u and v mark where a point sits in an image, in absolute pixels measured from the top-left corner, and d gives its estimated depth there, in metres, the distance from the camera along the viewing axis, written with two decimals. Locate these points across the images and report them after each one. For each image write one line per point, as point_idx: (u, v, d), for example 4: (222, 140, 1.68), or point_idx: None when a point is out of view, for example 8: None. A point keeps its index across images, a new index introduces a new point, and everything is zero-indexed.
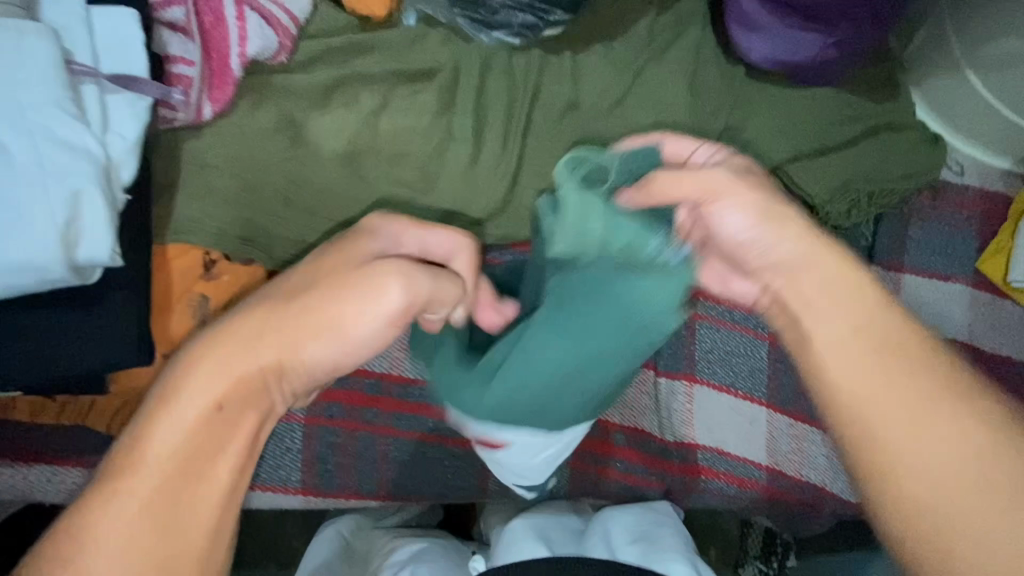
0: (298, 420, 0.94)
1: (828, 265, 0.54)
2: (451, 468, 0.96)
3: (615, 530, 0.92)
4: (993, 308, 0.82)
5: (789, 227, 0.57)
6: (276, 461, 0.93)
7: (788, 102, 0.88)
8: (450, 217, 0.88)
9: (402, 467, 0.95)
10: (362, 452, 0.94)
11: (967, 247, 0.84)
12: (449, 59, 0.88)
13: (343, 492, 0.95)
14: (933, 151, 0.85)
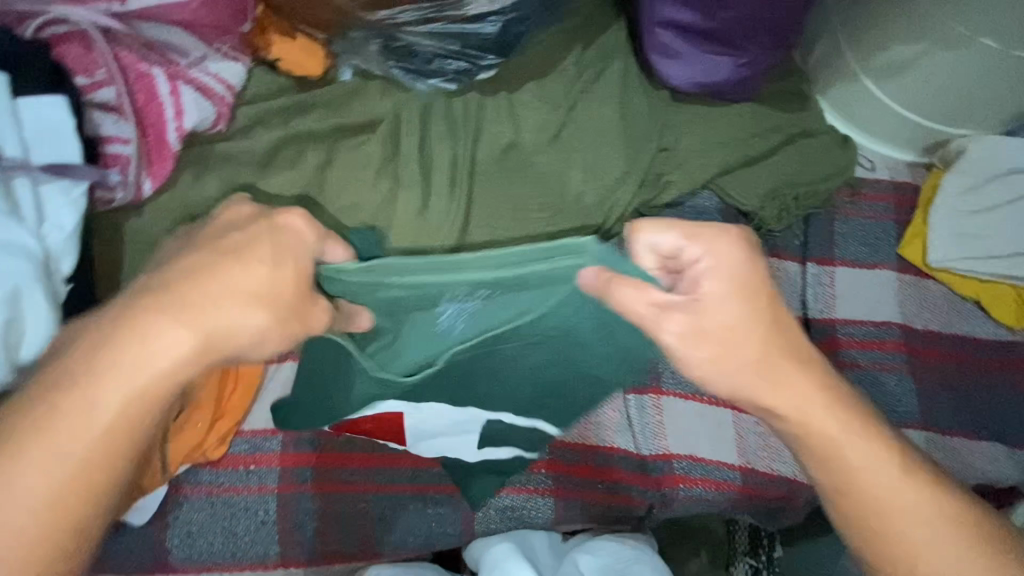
0: (270, 490, 0.74)
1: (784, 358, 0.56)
2: (442, 521, 0.77)
3: (586, 558, 0.73)
4: (919, 287, 0.93)
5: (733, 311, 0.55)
6: (249, 537, 0.73)
7: (717, 120, 0.95)
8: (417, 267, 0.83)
9: (386, 532, 0.75)
10: (344, 518, 0.74)
11: (884, 236, 0.95)
12: (390, 109, 0.85)
13: (327, 558, 0.74)
14: (846, 150, 0.96)
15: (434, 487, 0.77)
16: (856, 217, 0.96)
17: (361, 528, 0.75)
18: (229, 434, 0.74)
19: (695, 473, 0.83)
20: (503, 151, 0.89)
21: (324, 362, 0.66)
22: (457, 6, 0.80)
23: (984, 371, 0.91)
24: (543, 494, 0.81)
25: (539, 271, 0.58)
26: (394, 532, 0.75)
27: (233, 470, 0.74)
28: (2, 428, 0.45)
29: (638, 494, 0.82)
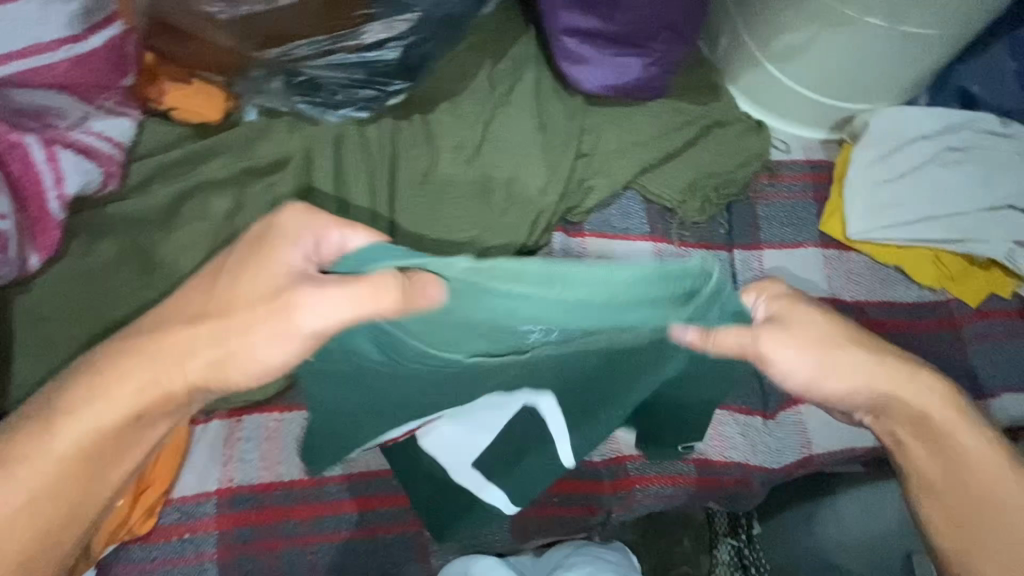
0: (210, 556, 0.71)
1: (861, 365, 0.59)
2: (397, 561, 0.76)
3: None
4: (845, 260, 0.97)
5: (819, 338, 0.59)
6: None
7: (633, 121, 0.96)
8: None
9: None
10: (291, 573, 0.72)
11: (804, 215, 0.98)
12: (299, 145, 0.83)
13: None
14: (760, 136, 0.99)
15: (386, 526, 0.75)
16: (776, 199, 0.98)
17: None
18: (156, 505, 0.71)
19: (650, 471, 0.86)
20: (423, 175, 0.88)
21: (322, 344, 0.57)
22: (352, 36, 0.79)
23: (913, 334, 0.94)
24: (501, 515, 0.81)
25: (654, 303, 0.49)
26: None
27: (167, 543, 0.71)
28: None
29: (595, 501, 0.83)
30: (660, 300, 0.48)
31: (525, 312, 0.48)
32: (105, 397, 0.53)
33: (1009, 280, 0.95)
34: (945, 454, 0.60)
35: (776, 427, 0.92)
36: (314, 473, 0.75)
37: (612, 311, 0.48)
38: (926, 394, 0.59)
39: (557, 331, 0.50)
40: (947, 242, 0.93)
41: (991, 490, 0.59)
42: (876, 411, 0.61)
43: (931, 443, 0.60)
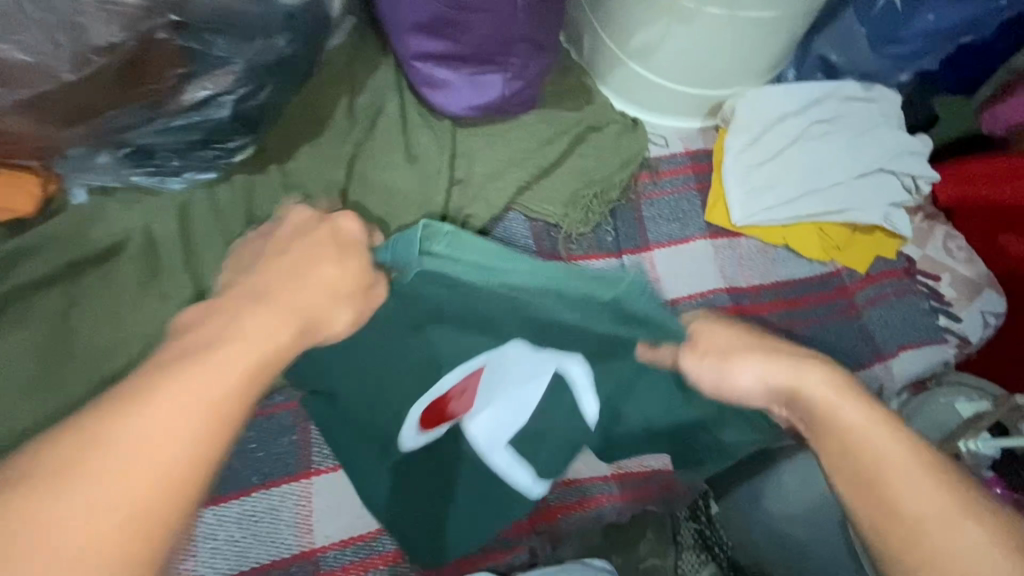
0: None
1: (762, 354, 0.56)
2: None
3: None
4: (735, 248, 0.97)
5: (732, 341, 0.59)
6: None
7: (506, 140, 0.93)
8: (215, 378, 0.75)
9: None
10: None
11: (688, 208, 0.97)
12: (138, 223, 0.77)
13: None
14: (636, 134, 0.98)
15: None
16: (658, 197, 0.97)
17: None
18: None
19: (569, 498, 0.89)
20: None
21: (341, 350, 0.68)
22: (170, 99, 0.72)
23: (811, 310, 0.96)
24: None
25: (586, 296, 0.65)
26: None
27: None
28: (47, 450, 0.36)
29: (519, 541, 0.86)
30: (592, 301, 0.65)
31: (497, 294, 0.66)
32: (211, 365, 0.42)
33: (890, 241, 0.98)
34: (851, 446, 0.50)
35: None
36: None
37: (558, 298, 0.65)
38: (830, 389, 0.52)
39: (519, 314, 0.67)
40: (827, 214, 0.95)
41: (908, 485, 0.48)
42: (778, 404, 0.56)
43: (834, 436, 0.51)
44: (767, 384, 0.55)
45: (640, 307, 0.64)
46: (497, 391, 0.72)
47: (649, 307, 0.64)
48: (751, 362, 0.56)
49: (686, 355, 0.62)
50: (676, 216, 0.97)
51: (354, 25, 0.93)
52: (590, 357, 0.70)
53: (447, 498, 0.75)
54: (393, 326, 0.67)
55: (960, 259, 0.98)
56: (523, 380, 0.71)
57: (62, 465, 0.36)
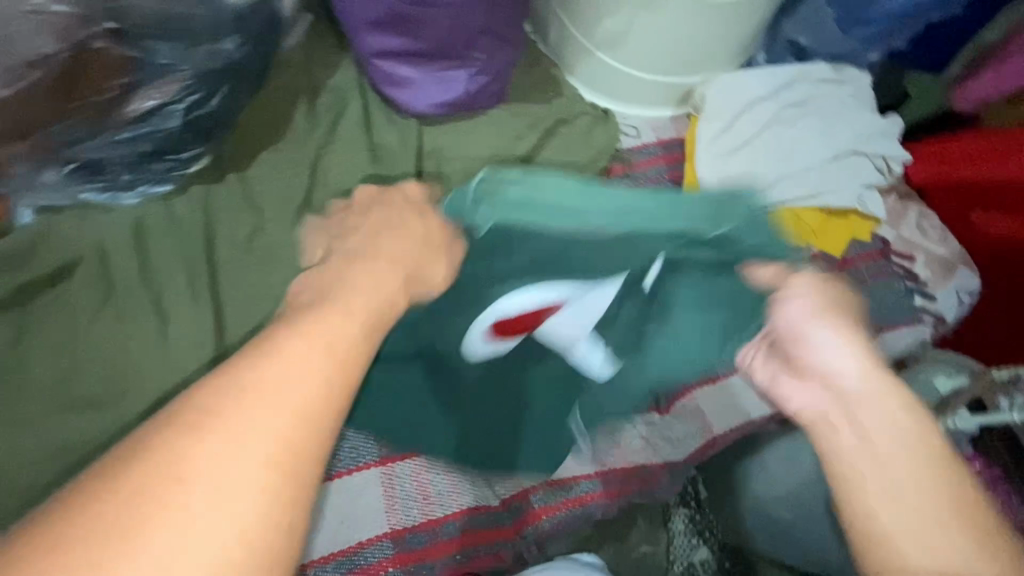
0: None
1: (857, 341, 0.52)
2: None
3: None
4: None
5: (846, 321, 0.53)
6: None
7: (475, 137, 0.91)
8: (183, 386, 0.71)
9: None
10: None
11: None
12: (90, 242, 0.74)
13: None
14: (607, 126, 0.96)
15: None
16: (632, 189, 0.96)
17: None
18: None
19: (555, 498, 0.83)
20: (248, 242, 0.78)
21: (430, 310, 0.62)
22: (114, 111, 0.69)
23: None
24: None
25: (693, 228, 0.61)
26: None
27: None
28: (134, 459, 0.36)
29: (503, 546, 0.80)
30: (701, 235, 0.61)
31: (591, 217, 0.60)
32: (288, 375, 0.40)
33: (864, 223, 0.98)
34: (880, 444, 0.47)
35: (672, 418, 0.90)
36: None
37: (659, 221, 0.61)
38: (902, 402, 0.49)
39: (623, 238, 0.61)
40: (801, 199, 0.94)
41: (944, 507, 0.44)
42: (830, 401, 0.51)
43: (888, 441, 0.47)
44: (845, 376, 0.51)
45: (750, 238, 0.61)
46: (573, 287, 0.61)
47: (755, 237, 0.61)
48: (842, 333, 0.52)
49: (794, 300, 0.55)
50: None
51: (312, 25, 0.90)
52: (704, 300, 0.64)
53: (519, 418, 0.71)
54: (480, 239, 0.61)
55: (936, 239, 0.99)
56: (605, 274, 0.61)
57: (165, 462, 0.35)
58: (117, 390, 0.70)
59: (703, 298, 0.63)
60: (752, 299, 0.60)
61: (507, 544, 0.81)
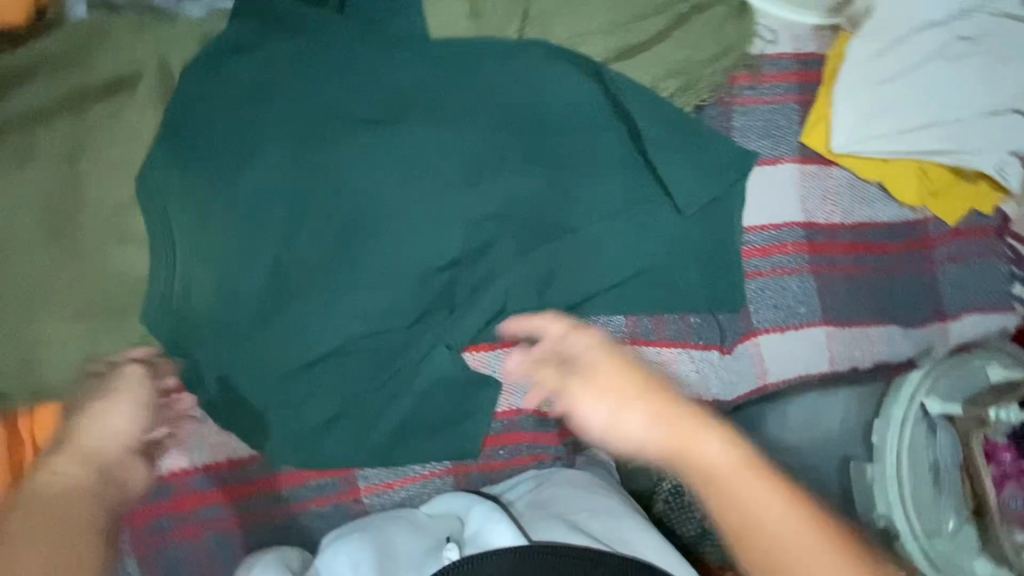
0: None
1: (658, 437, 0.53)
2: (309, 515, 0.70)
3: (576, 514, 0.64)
4: (823, 177, 0.86)
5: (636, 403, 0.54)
6: None
7: (592, 6, 0.76)
8: (185, 286, 0.63)
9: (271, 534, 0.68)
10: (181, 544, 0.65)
11: (784, 124, 0.85)
12: (155, 54, 0.65)
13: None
14: (741, 22, 0.82)
15: (276, 481, 0.69)
16: (755, 104, 0.85)
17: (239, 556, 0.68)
18: None
19: None
20: (323, 73, 0.67)
21: (227, 120, 0.65)
22: None
23: (884, 258, 0.89)
24: (443, 473, 0.74)
25: (214, 357, 0.64)
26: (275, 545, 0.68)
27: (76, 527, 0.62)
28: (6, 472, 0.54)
29: (547, 450, 0.77)
30: (282, 329, 0.65)
31: (230, 283, 0.64)
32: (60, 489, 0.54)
33: (994, 194, 0.88)
34: (706, 478, 0.51)
35: (734, 359, 0.85)
36: (234, 453, 0.68)
37: (249, 313, 0.65)
38: (661, 407, 0.54)
39: (283, 300, 0.66)
40: (939, 153, 0.83)
41: (658, 433, 0.53)
42: (645, 402, 0.54)
43: (704, 476, 0.51)
44: (636, 442, 0.54)
45: (260, 361, 0.65)
46: (334, 275, 0.67)
47: (338, 365, 0.67)
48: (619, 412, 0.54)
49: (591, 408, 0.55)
50: (769, 128, 0.85)
51: None
52: (342, 353, 0.68)
53: (349, 256, 0.67)
54: (183, 150, 0.64)
55: None
56: (394, 258, 0.69)
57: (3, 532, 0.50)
58: (173, 231, 0.63)
59: (301, 367, 0.66)
60: (358, 372, 0.68)
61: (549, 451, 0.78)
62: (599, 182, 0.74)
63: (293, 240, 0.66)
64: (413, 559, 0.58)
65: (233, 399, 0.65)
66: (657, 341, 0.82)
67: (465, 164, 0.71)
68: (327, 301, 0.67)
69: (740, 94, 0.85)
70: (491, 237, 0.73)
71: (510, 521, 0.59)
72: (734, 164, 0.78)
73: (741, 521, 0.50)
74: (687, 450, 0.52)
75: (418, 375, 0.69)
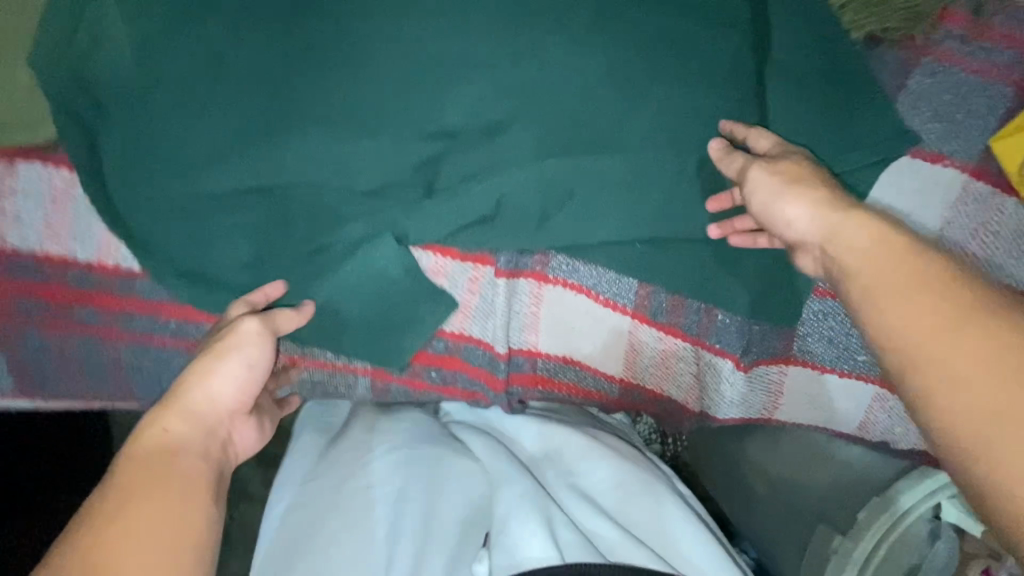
0: None
1: (848, 232, 0.42)
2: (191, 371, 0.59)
3: (627, 511, 0.54)
4: (988, 208, 0.59)
5: (810, 189, 0.46)
6: None
7: None
8: (100, 39, 0.49)
9: (142, 377, 0.58)
10: (42, 348, 0.56)
11: (984, 110, 0.58)
12: None
13: (79, 397, 0.59)
14: None
15: (156, 311, 0.56)
16: (955, 67, 0.58)
17: (113, 387, 0.58)
18: None
19: (562, 377, 0.66)
20: None
21: None
22: None
23: None
24: (359, 373, 0.62)
25: (113, 144, 0.51)
26: (150, 395, 0.59)
27: None
28: (235, 371, 0.47)
29: (484, 395, 0.65)
30: (202, 138, 0.50)
31: (152, 57, 0.49)
32: (169, 444, 0.42)
33: None
34: (858, 273, 0.40)
35: (746, 381, 0.67)
36: (119, 263, 0.55)
37: (164, 103, 0.50)
38: (829, 201, 0.45)
39: (209, 102, 0.50)
40: None
41: (818, 223, 0.44)
42: (813, 188, 0.46)
43: (867, 263, 0.40)
44: (796, 234, 0.46)
45: (165, 168, 0.51)
46: (286, 91, 0.50)
47: (264, 209, 0.53)
48: (789, 195, 0.46)
49: (752, 171, 0.49)
50: (960, 108, 0.58)
51: None
52: (274, 194, 0.53)
53: (310, 73, 0.50)
54: None
55: None
56: (370, 98, 0.51)
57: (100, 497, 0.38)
58: None
59: (217, 196, 0.52)
60: (286, 226, 0.54)
61: (484, 399, 0.65)
62: (683, 97, 0.52)
63: (243, 24, 0.49)
64: (417, 527, 0.51)
65: (125, 205, 0.52)
66: (664, 325, 0.65)
67: (502, 7, 0.51)
68: (273, 123, 0.50)
69: (943, 44, 0.58)
70: (508, 117, 0.53)
71: (541, 517, 0.51)
72: (873, 142, 0.55)
73: (883, 305, 0.37)
74: (834, 234, 0.42)
75: (351, 258, 0.55)
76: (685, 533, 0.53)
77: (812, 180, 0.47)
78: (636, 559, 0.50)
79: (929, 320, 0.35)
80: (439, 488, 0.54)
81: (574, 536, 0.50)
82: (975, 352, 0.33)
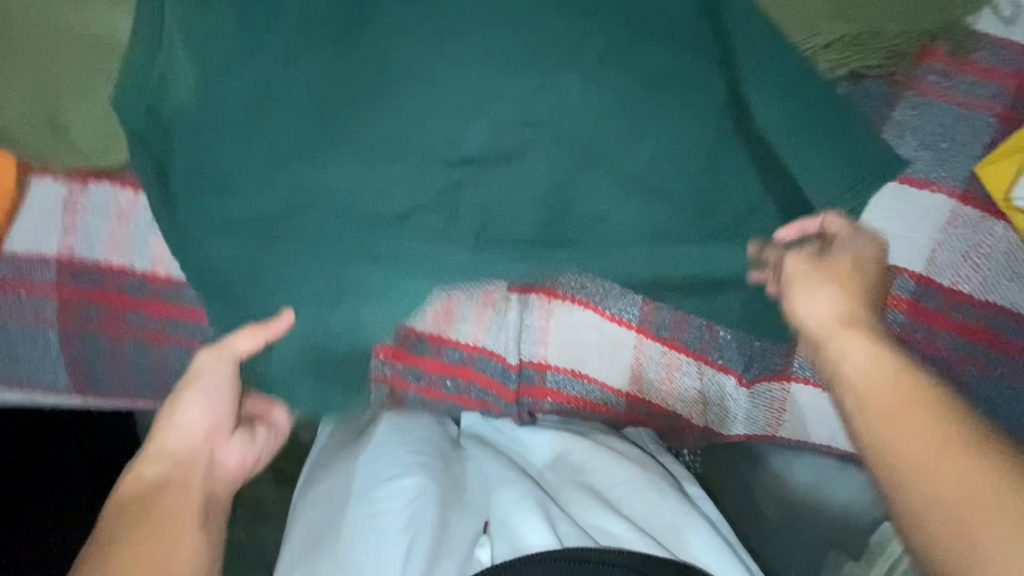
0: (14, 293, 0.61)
1: (858, 345, 0.46)
2: None
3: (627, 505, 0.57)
4: (978, 231, 0.62)
5: (830, 292, 0.51)
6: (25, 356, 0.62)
7: None
8: (167, 76, 0.56)
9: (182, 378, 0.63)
10: (95, 348, 0.62)
11: (968, 140, 0.62)
12: None
13: (124, 395, 0.64)
14: None
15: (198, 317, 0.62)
16: (937, 100, 0.62)
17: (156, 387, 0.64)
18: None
19: (571, 389, 0.69)
20: None
21: None
22: None
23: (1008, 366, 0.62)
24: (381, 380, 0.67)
25: (173, 165, 0.57)
26: None
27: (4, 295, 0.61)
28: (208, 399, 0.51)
29: (495, 404, 0.68)
30: (248, 161, 0.56)
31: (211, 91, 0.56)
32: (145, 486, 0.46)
33: None
34: (860, 380, 0.45)
35: (749, 396, 0.70)
36: (170, 272, 0.61)
37: (218, 130, 0.56)
38: (844, 298, 0.50)
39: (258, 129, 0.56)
40: None
41: (831, 322, 0.49)
42: (835, 289, 0.51)
43: (866, 377, 0.44)
44: (813, 325, 0.50)
45: (213, 187, 0.57)
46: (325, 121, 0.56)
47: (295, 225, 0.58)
48: (820, 293, 0.51)
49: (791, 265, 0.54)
50: (946, 138, 0.62)
51: None
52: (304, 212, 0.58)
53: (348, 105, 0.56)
54: None
55: None
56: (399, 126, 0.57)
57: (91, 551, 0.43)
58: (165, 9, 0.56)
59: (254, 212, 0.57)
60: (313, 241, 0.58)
61: (494, 408, 0.68)
62: (682, 128, 0.57)
63: (292, 64, 0.56)
64: (423, 520, 0.54)
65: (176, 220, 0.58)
66: (667, 340, 0.68)
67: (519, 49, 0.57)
68: (313, 150, 0.57)
69: (925, 79, 0.63)
70: (521, 145, 0.58)
71: (538, 510, 0.54)
72: (861, 169, 0.59)
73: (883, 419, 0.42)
74: (846, 345, 0.47)
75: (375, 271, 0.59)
76: (685, 523, 0.55)
77: (835, 280, 0.52)
78: (635, 547, 0.52)
79: (926, 434, 0.39)
80: (445, 495, 0.57)
81: (573, 527, 0.53)
82: (967, 484, 0.37)
